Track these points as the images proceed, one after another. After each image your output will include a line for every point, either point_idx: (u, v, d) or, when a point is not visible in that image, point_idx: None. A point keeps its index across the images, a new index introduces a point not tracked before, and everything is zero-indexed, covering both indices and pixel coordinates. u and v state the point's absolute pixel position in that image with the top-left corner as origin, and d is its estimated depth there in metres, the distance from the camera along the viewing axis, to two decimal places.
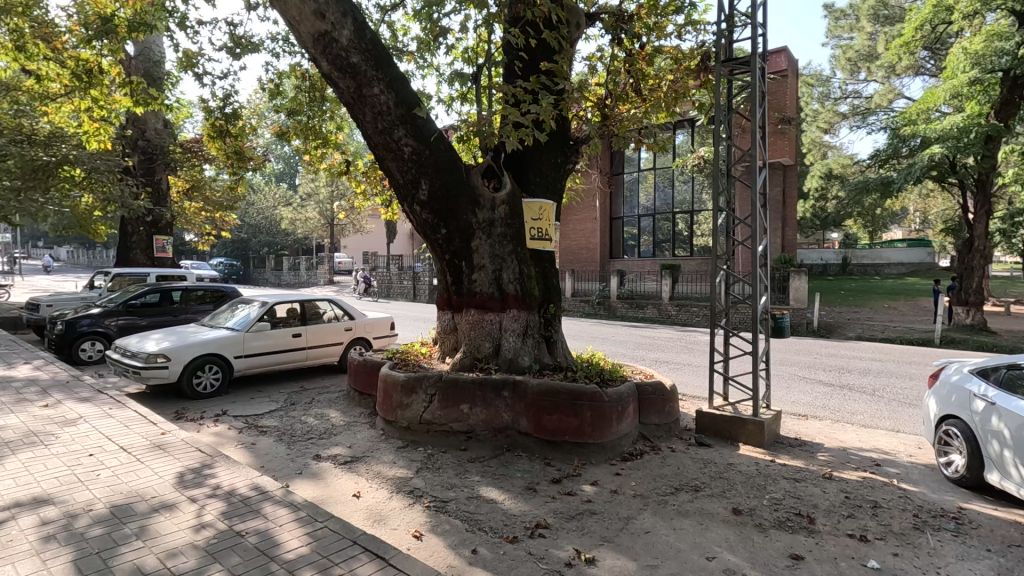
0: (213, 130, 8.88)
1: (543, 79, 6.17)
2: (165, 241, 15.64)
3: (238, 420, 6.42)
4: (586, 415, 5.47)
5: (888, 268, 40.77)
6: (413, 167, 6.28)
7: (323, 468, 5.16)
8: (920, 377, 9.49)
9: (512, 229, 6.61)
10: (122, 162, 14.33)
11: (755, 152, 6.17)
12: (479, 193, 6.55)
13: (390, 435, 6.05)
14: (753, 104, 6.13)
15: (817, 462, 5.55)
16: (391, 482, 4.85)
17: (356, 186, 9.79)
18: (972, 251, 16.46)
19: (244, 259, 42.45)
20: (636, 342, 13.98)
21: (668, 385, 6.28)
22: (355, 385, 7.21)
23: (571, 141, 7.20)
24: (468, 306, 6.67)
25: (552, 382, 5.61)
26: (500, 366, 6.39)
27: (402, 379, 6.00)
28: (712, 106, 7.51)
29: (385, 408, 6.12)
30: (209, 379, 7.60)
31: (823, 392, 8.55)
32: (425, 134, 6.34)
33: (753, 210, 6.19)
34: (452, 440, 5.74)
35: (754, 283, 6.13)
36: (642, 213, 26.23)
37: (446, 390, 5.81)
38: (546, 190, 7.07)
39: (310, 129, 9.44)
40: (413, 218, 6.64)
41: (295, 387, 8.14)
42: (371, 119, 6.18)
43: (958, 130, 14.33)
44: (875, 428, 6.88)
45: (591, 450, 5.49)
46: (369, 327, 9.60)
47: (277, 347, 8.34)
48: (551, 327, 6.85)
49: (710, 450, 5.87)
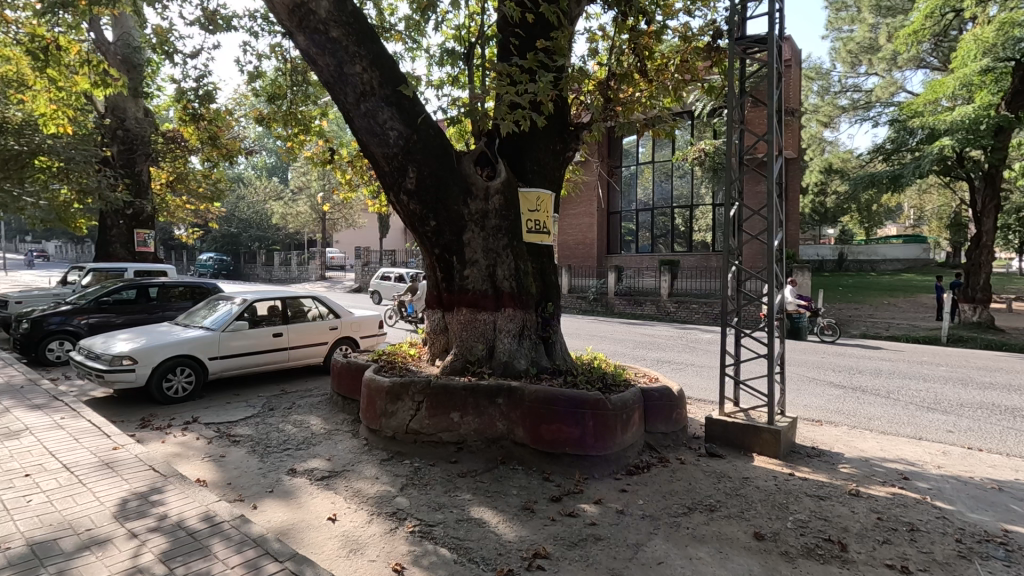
0: (183, 112, 8.29)
1: (541, 57, 5.66)
2: (147, 234, 14.99)
3: (209, 428, 5.90)
4: (588, 424, 4.99)
5: (886, 265, 40.52)
6: (399, 154, 5.75)
7: (296, 485, 4.65)
8: (935, 378, 9.06)
9: (507, 221, 6.11)
10: (99, 151, 13.71)
11: (772, 138, 5.69)
12: (471, 182, 6.02)
13: (374, 445, 5.54)
14: (770, 86, 5.65)
15: (840, 476, 5.10)
16: (371, 501, 4.35)
17: (341, 176, 9.26)
18: (979, 247, 16.05)
19: (234, 254, 41.75)
20: (636, 340, 13.53)
21: (676, 390, 5.79)
22: (340, 390, 6.70)
23: (570, 126, 6.68)
24: (460, 305, 6.18)
25: (550, 388, 5.13)
26: (494, 370, 5.89)
27: (386, 385, 5.50)
28: (725, 90, 6.98)
29: (369, 416, 5.62)
30: (181, 383, 7.04)
31: (836, 395, 8.11)
32: (412, 116, 5.80)
33: (769, 201, 5.68)
34: (441, 451, 5.25)
35: (769, 280, 5.65)
36: (640, 208, 25.77)
37: (435, 397, 5.31)
38: (544, 180, 6.54)
39: (292, 116, 8.89)
40: (399, 209, 6.13)
41: (275, 390, 7.62)
42: (353, 101, 5.65)
43: (969, 121, 13.72)
44: (896, 434, 6.44)
45: (593, 463, 5.00)
46: (356, 326, 9.10)
47: (257, 348, 7.82)
48: (550, 327, 6.36)
49: (723, 461, 5.40)
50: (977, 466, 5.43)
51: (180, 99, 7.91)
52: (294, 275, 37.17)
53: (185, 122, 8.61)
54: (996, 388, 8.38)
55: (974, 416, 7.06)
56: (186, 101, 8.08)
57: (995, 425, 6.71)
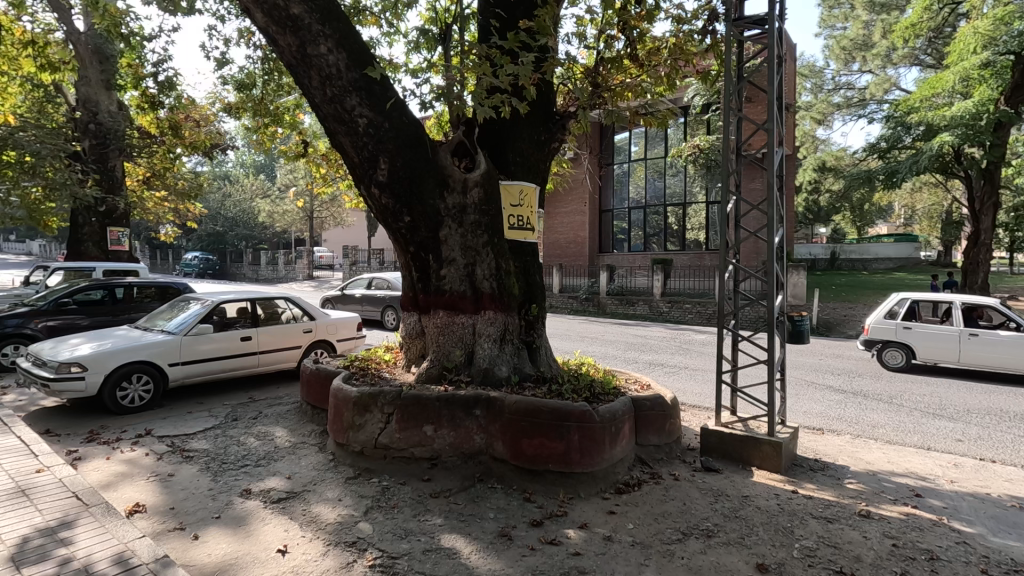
0: (142, 100, 7.78)
1: (523, 36, 5.21)
2: (121, 232, 14.41)
3: (162, 442, 5.42)
4: (573, 439, 4.55)
5: (878, 264, 40.48)
6: (369, 143, 5.29)
7: (247, 508, 4.19)
8: (938, 382, 8.68)
9: (487, 216, 5.65)
10: (68, 146, 13.03)
11: (772, 127, 5.27)
12: (447, 173, 5.56)
13: (340, 461, 5.07)
14: (770, 72, 5.24)
15: (847, 493, 4.69)
16: (328, 528, 3.90)
17: (315, 170, 8.75)
18: (978, 245, 15.69)
19: (220, 253, 41.06)
20: (627, 341, 13.14)
21: (669, 399, 5.36)
22: (309, 398, 6.23)
23: (556, 114, 6.20)
24: (436, 307, 5.72)
25: (531, 399, 4.69)
26: (473, 377, 5.44)
27: (354, 395, 5.04)
28: (721, 76, 6.55)
29: (335, 429, 5.16)
30: (137, 391, 6.54)
31: (836, 401, 7.73)
32: (383, 102, 5.33)
33: (769, 194, 5.28)
34: (413, 468, 4.79)
35: (769, 282, 5.21)
36: (632, 206, 25.39)
37: (406, 408, 4.86)
38: (528, 172, 6.07)
39: (261, 105, 8.40)
40: (371, 203, 5.67)
41: (243, 398, 7.14)
42: (318, 85, 5.18)
43: (969, 116, 13.34)
44: (902, 444, 6.05)
45: (579, 481, 4.57)
46: (332, 329, 8.63)
47: (224, 353, 7.33)
48: (533, 332, 5.90)
49: (721, 477, 4.97)
50: (992, 480, 5.05)
51: (136, 84, 7.35)
52: (281, 275, 36.54)
53: (144, 109, 8.11)
54: (1002, 392, 8.02)
55: (983, 423, 6.69)
56: (145, 88, 7.56)
57: (1007, 434, 6.32)
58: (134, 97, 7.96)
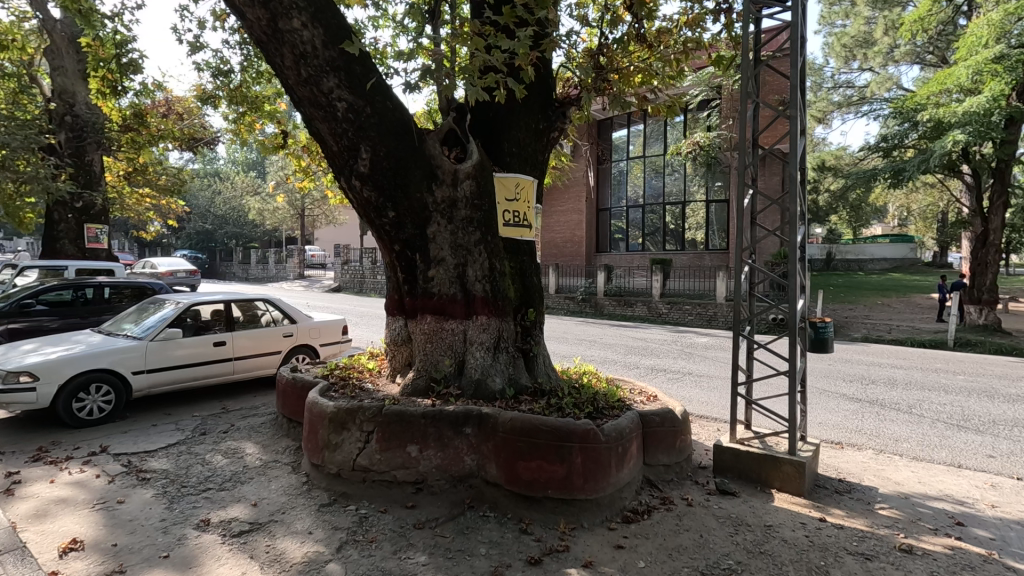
0: (106, 86, 7.24)
1: (520, 10, 4.69)
2: (99, 230, 13.64)
3: (117, 462, 4.87)
4: (575, 462, 4.05)
5: (874, 264, 40.28)
6: (349, 130, 4.76)
7: (203, 542, 3.67)
8: (957, 390, 8.20)
9: (480, 212, 5.13)
10: (42, 137, 12.30)
11: (795, 113, 4.79)
12: (436, 164, 5.04)
13: (315, 484, 4.53)
14: (794, 53, 4.76)
15: (881, 520, 4.21)
16: (293, 570, 3.37)
17: (296, 162, 8.22)
18: (985, 245, 15.36)
19: (209, 251, 40.32)
20: (626, 344, 12.62)
21: (680, 413, 4.86)
22: (285, 411, 5.70)
23: (555, 101, 5.67)
24: (423, 311, 5.20)
25: (528, 416, 4.18)
26: (464, 390, 4.93)
27: (330, 411, 4.51)
28: (735, 59, 6.05)
29: (310, 448, 4.62)
30: (96, 402, 5.97)
31: (852, 411, 7.25)
32: (365, 84, 4.79)
33: (791, 187, 4.79)
34: (396, 493, 4.28)
35: (789, 285, 4.72)
36: (629, 205, 24.92)
37: (389, 426, 4.34)
38: (524, 164, 5.55)
39: (236, 92, 7.85)
40: (352, 197, 5.15)
41: (215, 409, 6.59)
42: (291, 64, 4.65)
43: (981, 112, 12.89)
44: (930, 460, 5.58)
45: (582, 509, 4.05)
46: (315, 332, 8.10)
47: (196, 358, 6.79)
48: (530, 339, 5.38)
49: (738, 501, 4.47)
50: None
51: (96, 66, 6.81)
52: (271, 274, 35.86)
53: (105, 93, 7.57)
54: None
55: (1012, 437, 6.23)
56: (108, 73, 7.03)
57: None
58: (94, 80, 7.40)
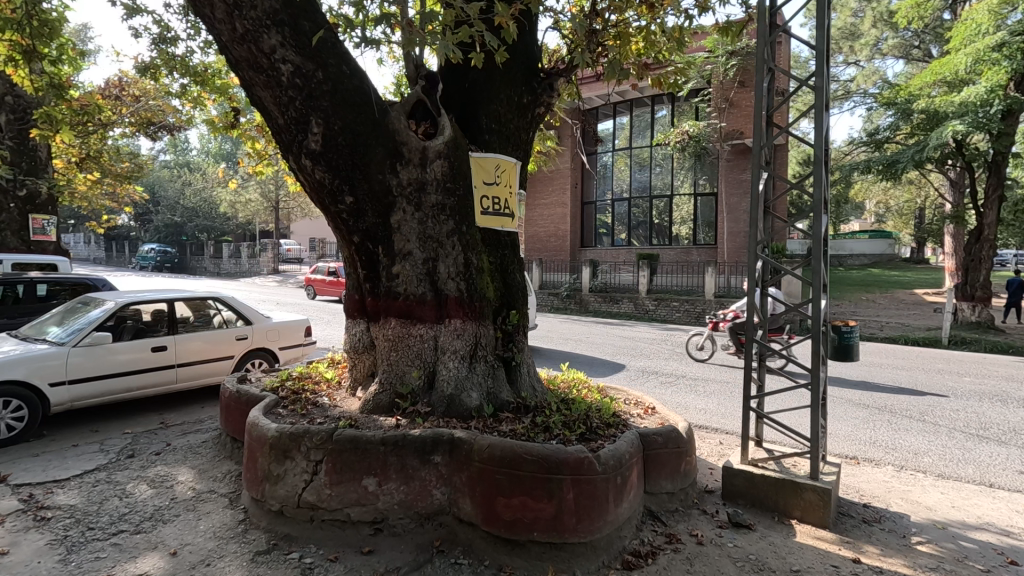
0: (17, 51, 6.33)
1: None
2: (46, 220, 12.32)
3: (14, 498, 4.04)
4: (566, 498, 3.35)
5: (854, 260, 40.33)
6: (296, 99, 3.95)
7: None
8: (967, 394, 7.70)
9: (454, 197, 4.38)
10: None
11: (822, 84, 4.13)
12: (401, 141, 4.26)
13: (254, 523, 3.76)
14: (820, 12, 4.10)
15: (923, 558, 3.61)
16: None
17: (251, 144, 7.41)
18: (980, 240, 15.10)
19: (179, 245, 38.70)
20: (614, 344, 11.96)
21: (686, 433, 4.18)
22: (228, 429, 4.91)
23: (541, 71, 4.93)
24: (387, 314, 4.45)
25: (508, 442, 3.47)
26: (434, 406, 4.21)
27: (272, 435, 3.75)
28: (744, 27, 5.42)
29: (249, 479, 3.85)
30: (6, 421, 5.10)
31: (861, 419, 6.69)
32: (314, 43, 3.99)
33: (815, 170, 4.16)
34: (350, 535, 3.54)
35: (814, 283, 4.06)
36: (615, 198, 24.30)
37: (341, 455, 3.59)
38: (505, 144, 4.82)
39: (176, 61, 6.98)
40: (303, 180, 4.34)
41: (152, 425, 5.77)
42: (223, 18, 3.85)
43: (979, 102, 12.52)
44: (956, 478, 5.03)
45: (574, 555, 3.35)
46: (272, 334, 7.28)
47: (130, 366, 5.93)
48: (511, 346, 4.66)
49: (755, 537, 3.82)
50: None
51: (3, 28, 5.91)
52: (245, 269, 34.82)
53: (18, 60, 6.64)
54: None
55: None
56: (16, 36, 6.12)
57: None
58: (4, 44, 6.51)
